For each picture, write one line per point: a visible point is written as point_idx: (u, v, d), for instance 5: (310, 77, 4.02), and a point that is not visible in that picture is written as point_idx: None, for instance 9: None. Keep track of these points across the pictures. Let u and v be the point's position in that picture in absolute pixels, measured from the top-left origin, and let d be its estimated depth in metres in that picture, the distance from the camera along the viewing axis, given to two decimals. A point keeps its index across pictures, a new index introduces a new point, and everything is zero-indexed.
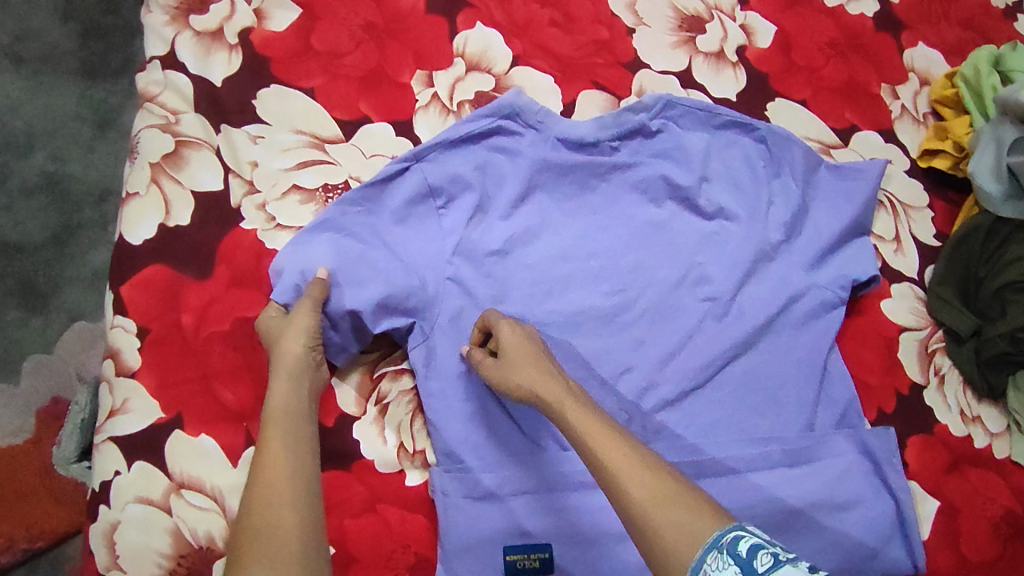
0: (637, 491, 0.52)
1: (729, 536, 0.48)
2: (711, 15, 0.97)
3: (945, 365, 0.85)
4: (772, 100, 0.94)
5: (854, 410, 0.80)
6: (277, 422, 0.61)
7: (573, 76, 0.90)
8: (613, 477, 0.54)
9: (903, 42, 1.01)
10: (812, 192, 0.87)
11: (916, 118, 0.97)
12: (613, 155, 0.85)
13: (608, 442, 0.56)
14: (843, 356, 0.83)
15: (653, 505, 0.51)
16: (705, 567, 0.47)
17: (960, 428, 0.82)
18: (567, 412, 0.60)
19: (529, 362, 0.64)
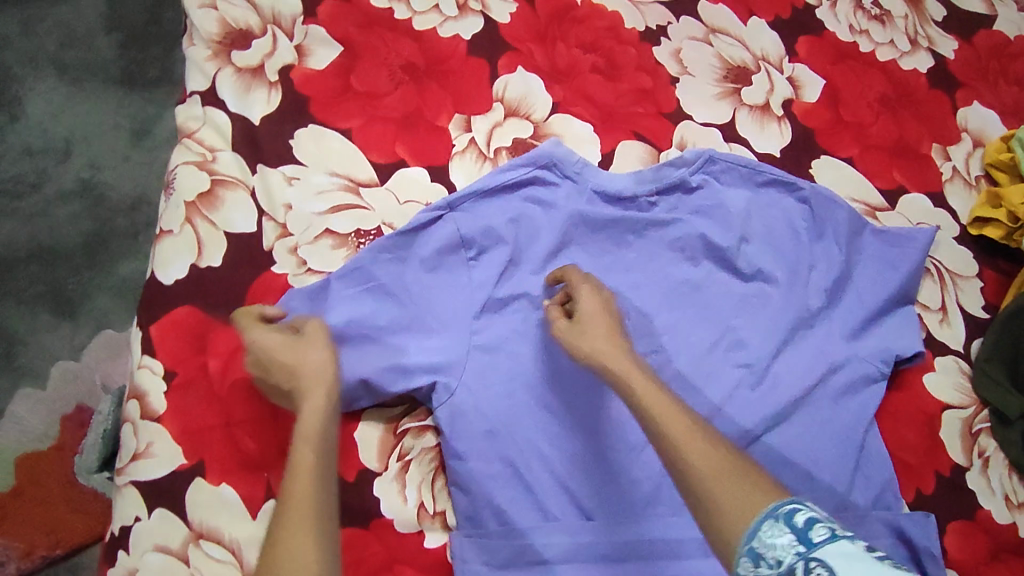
0: (697, 461, 0.53)
1: (785, 507, 0.50)
2: (757, 66, 0.95)
3: (990, 447, 0.80)
4: (817, 157, 0.91)
5: (891, 490, 0.77)
6: (304, 436, 0.55)
7: (613, 126, 0.89)
8: (673, 447, 0.54)
9: (957, 100, 0.98)
10: (855, 259, 0.84)
11: (968, 181, 0.93)
12: (651, 210, 0.83)
13: (670, 411, 0.56)
14: (880, 432, 0.80)
15: (711, 474, 0.52)
16: (760, 534, 0.49)
17: (1004, 515, 0.78)
18: (631, 380, 0.60)
19: (602, 329, 0.65)
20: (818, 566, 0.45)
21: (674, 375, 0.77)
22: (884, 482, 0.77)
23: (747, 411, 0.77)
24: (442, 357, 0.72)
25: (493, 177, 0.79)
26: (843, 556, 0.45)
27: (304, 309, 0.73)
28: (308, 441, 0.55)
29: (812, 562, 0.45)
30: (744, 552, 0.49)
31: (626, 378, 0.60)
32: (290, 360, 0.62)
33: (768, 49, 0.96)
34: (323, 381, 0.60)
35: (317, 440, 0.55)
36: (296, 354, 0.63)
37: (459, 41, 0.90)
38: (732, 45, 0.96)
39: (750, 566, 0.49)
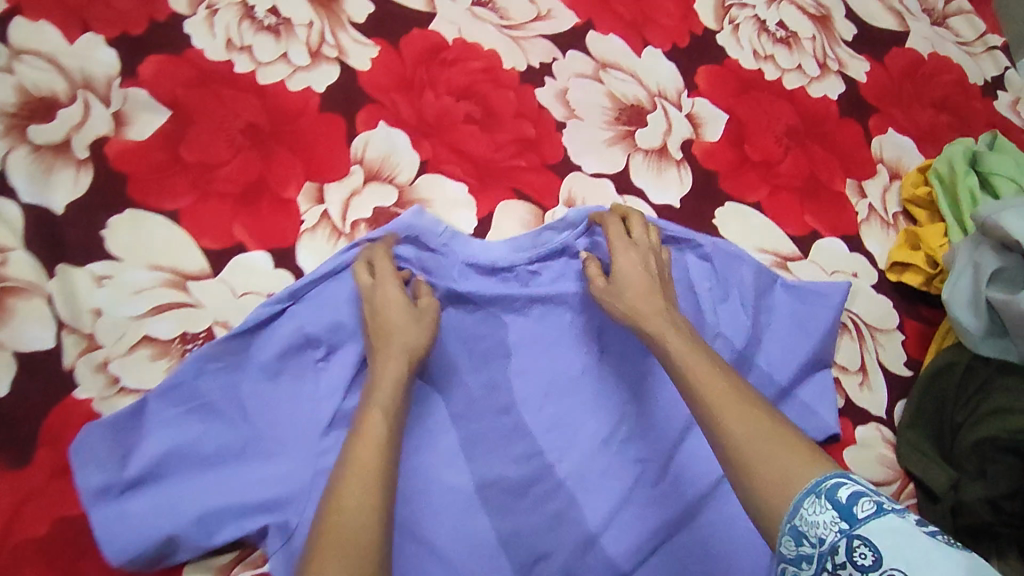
0: (734, 430, 0.50)
1: (829, 482, 0.45)
2: (653, 104, 0.85)
3: None
4: (721, 205, 0.82)
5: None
6: (380, 408, 0.57)
7: (491, 184, 0.78)
8: (710, 413, 0.52)
9: (871, 129, 0.90)
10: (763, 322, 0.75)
11: (885, 220, 0.85)
12: (531, 281, 0.74)
13: (710, 379, 0.55)
14: None
15: (746, 444, 0.49)
16: (802, 511, 0.45)
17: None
18: (667, 339, 0.60)
19: (642, 288, 0.65)
20: (862, 544, 0.42)
21: (563, 477, 0.68)
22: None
23: (645, 508, 0.69)
24: (280, 488, 0.63)
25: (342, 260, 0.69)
26: (889, 534, 0.41)
27: (107, 445, 0.63)
28: (380, 406, 0.57)
29: (856, 541, 0.42)
30: (786, 530, 0.45)
31: (660, 337, 0.61)
32: (405, 319, 0.64)
33: (665, 83, 0.87)
34: (405, 354, 0.62)
35: (391, 412, 0.57)
36: (387, 313, 0.64)
37: (310, 95, 0.78)
38: (625, 80, 0.86)
39: (793, 546, 0.45)
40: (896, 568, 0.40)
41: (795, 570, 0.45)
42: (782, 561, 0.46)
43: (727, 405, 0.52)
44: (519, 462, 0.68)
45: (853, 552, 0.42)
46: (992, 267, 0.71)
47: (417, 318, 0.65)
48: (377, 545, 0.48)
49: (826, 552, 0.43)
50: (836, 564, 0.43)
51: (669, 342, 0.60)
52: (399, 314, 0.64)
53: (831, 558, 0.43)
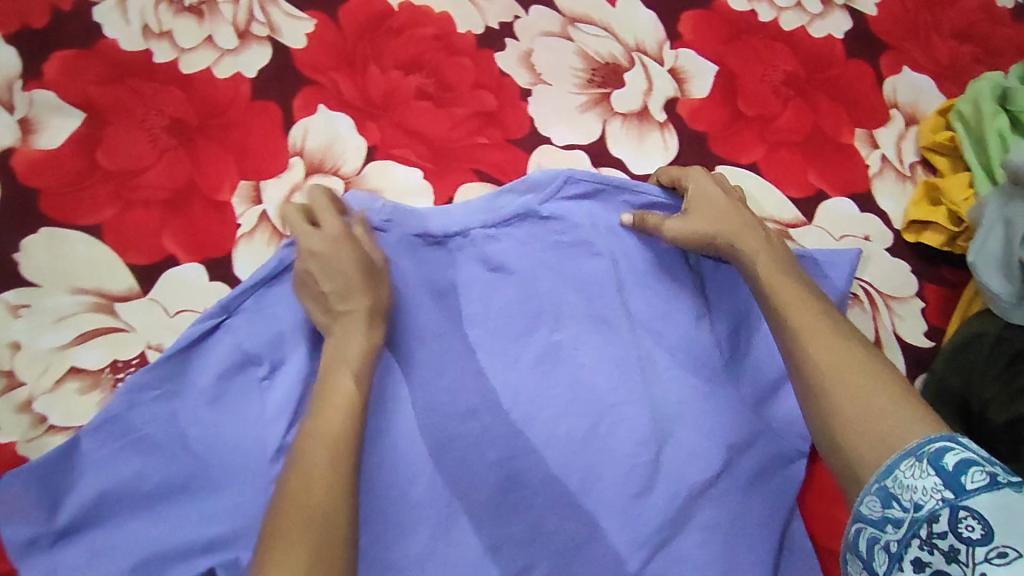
0: (821, 359, 0.48)
1: (936, 445, 0.41)
2: (631, 60, 0.75)
3: None
4: (712, 169, 0.72)
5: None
6: (350, 366, 0.51)
7: (449, 166, 0.69)
8: (794, 336, 0.51)
9: (882, 69, 0.79)
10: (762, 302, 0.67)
11: (901, 172, 0.75)
12: (491, 252, 0.66)
13: (800, 306, 0.52)
14: (804, 519, 0.63)
15: (829, 374, 0.48)
16: (898, 474, 0.41)
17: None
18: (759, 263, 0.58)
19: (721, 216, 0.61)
20: (969, 517, 0.38)
21: (543, 481, 0.60)
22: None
23: (638, 509, 0.59)
24: (230, 523, 0.55)
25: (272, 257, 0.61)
26: (1003, 508, 0.37)
27: (31, 496, 0.53)
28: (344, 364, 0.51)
29: (961, 512, 0.38)
30: (874, 490, 0.42)
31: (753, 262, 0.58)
32: (359, 275, 0.55)
33: (645, 35, 0.76)
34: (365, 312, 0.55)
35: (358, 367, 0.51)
36: (332, 262, 0.55)
37: (241, 82, 0.70)
38: (598, 36, 0.75)
39: (877, 506, 0.42)
40: (1009, 545, 0.36)
41: (875, 533, 0.42)
42: (859, 520, 0.43)
43: (816, 332, 0.50)
44: (488, 469, 0.59)
45: (957, 522, 0.38)
46: None
47: (371, 275, 0.56)
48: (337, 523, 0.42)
49: (920, 519, 0.39)
50: (932, 533, 0.39)
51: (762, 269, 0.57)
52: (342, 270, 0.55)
53: (926, 525, 0.39)
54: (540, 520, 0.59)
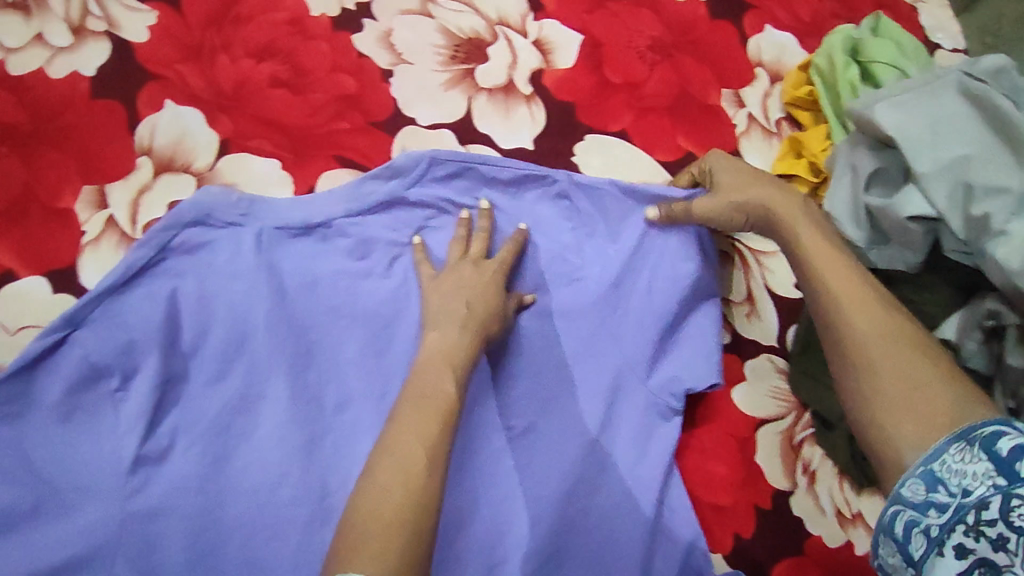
0: (867, 335, 0.47)
1: (987, 430, 0.39)
2: (494, 34, 0.73)
3: (815, 458, 0.67)
4: (581, 138, 0.72)
5: (699, 551, 0.61)
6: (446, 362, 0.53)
7: (309, 155, 0.67)
8: (835, 306, 0.49)
9: (745, 28, 0.79)
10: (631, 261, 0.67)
11: (768, 129, 0.76)
12: (356, 240, 0.64)
13: (841, 275, 0.50)
14: (686, 476, 0.64)
15: (876, 347, 0.46)
16: (946, 458, 0.40)
17: (837, 537, 0.66)
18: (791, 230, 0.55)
19: (750, 184, 0.58)
20: (1022, 505, 0.36)
21: None
22: (695, 537, 0.61)
23: (514, 482, 0.61)
24: (89, 543, 0.53)
25: (120, 262, 0.58)
26: None
27: None
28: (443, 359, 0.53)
29: (1013, 501, 0.37)
30: (918, 473, 0.41)
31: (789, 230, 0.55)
32: (491, 302, 0.60)
33: (507, 8, 0.74)
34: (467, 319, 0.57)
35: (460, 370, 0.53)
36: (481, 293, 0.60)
37: (78, 80, 0.65)
38: (459, 11, 0.73)
39: (920, 490, 0.41)
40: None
41: (915, 517, 0.40)
42: (898, 502, 0.41)
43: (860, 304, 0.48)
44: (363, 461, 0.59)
45: (1008, 510, 0.36)
46: (869, 168, 0.60)
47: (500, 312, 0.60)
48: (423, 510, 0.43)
49: (968, 505, 0.38)
50: (980, 519, 0.38)
51: (799, 235, 0.54)
52: (454, 300, 0.59)
53: (974, 511, 0.38)
54: None
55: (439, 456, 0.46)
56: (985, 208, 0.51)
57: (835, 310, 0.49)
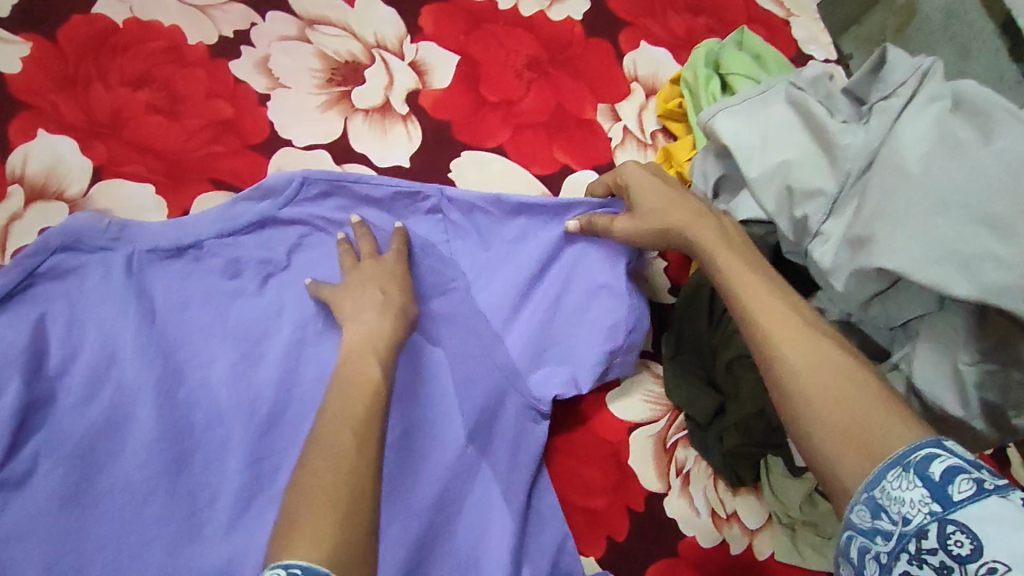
0: (797, 364, 0.48)
1: (918, 453, 0.41)
2: (371, 56, 0.76)
3: (689, 459, 0.70)
4: (457, 155, 0.74)
5: (569, 550, 0.63)
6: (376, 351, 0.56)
7: (184, 179, 0.68)
8: (763, 335, 0.51)
9: (621, 45, 0.83)
10: (516, 261, 0.69)
11: (642, 141, 0.79)
12: (227, 261, 0.66)
13: (765, 302, 0.52)
14: (556, 482, 0.67)
15: (805, 377, 0.48)
16: (886, 485, 0.41)
17: (712, 536, 0.68)
18: (718, 255, 0.56)
19: (674, 204, 0.60)
20: (958, 531, 0.37)
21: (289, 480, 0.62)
22: (564, 536, 0.64)
23: None
24: None
25: None
26: (991, 520, 0.36)
27: None
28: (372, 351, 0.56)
29: (950, 526, 0.37)
30: (862, 500, 0.42)
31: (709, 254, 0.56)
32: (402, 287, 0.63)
33: (384, 30, 0.77)
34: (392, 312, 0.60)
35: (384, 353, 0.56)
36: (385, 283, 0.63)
37: None
38: (337, 36, 0.76)
39: (867, 517, 0.41)
40: (999, 560, 0.35)
41: (866, 543, 0.41)
42: (850, 529, 0.42)
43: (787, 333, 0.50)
44: (232, 476, 0.61)
45: (946, 537, 0.37)
46: (716, 173, 0.63)
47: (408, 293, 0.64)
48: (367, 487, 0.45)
49: (909, 533, 0.39)
50: (921, 548, 0.38)
51: (723, 262, 0.56)
52: (368, 291, 0.62)
53: (915, 540, 0.38)
54: None
55: (369, 436, 0.48)
56: (804, 211, 0.54)
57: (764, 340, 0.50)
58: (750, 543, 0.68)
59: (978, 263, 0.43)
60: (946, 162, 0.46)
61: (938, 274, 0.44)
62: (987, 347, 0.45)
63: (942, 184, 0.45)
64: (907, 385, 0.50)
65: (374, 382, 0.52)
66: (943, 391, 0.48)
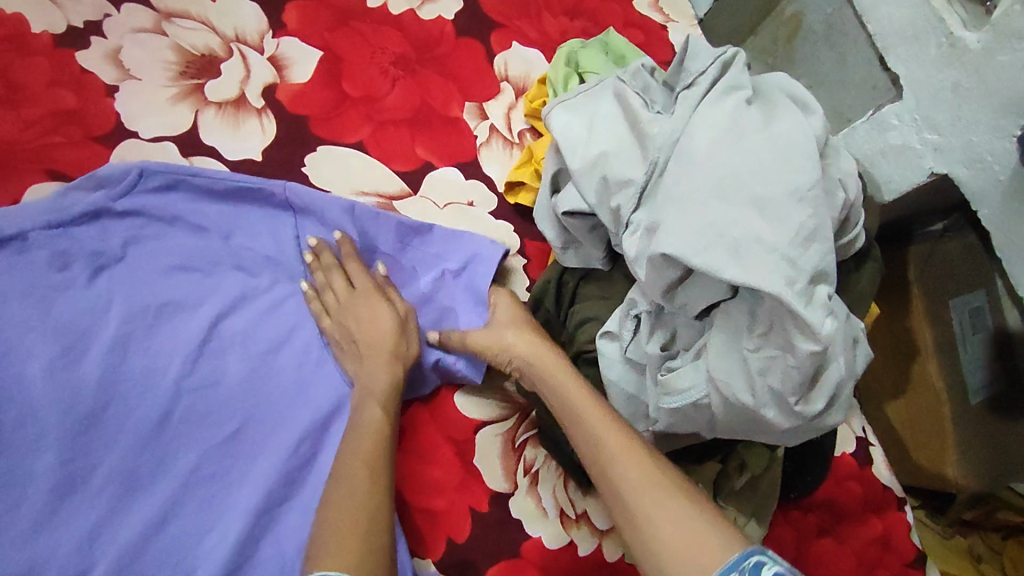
0: (634, 484, 0.51)
1: (751, 561, 0.44)
2: (229, 50, 0.75)
3: (538, 459, 0.69)
4: (312, 150, 0.73)
5: (400, 551, 0.60)
6: (375, 397, 0.62)
7: (17, 169, 0.66)
8: (604, 456, 0.53)
9: (492, 45, 0.83)
10: (409, 278, 0.72)
11: (508, 140, 0.80)
12: (51, 250, 0.63)
13: (603, 421, 0.55)
14: (396, 480, 0.65)
15: (641, 496, 0.51)
16: None
17: (559, 537, 0.66)
18: (560, 380, 0.59)
19: (527, 328, 0.65)
20: None
21: (106, 480, 0.60)
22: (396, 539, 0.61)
23: (218, 485, 0.62)
24: None
25: None
26: None
27: None
28: (371, 395, 0.62)
29: None
30: None
31: (554, 380, 0.60)
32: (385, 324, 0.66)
33: (245, 25, 0.76)
34: (392, 358, 0.65)
35: (386, 396, 0.62)
36: (369, 323, 0.66)
37: None
38: (195, 30, 0.75)
39: None
40: None
41: None
42: None
43: (625, 452, 0.53)
44: (46, 474, 0.58)
45: None
46: (552, 168, 0.63)
47: (401, 328, 0.67)
48: (374, 518, 0.54)
49: None
50: None
51: (563, 384, 0.59)
52: (364, 320, 0.66)
53: None
54: (101, 521, 0.59)
55: (378, 468, 0.57)
56: (618, 200, 0.54)
57: (604, 462, 0.53)
58: (600, 544, 0.67)
59: (746, 249, 0.43)
60: (729, 148, 0.47)
61: (710, 258, 0.43)
62: (765, 333, 0.46)
63: (723, 170, 0.46)
64: (703, 378, 0.49)
65: (377, 423, 0.60)
66: (735, 378, 0.47)
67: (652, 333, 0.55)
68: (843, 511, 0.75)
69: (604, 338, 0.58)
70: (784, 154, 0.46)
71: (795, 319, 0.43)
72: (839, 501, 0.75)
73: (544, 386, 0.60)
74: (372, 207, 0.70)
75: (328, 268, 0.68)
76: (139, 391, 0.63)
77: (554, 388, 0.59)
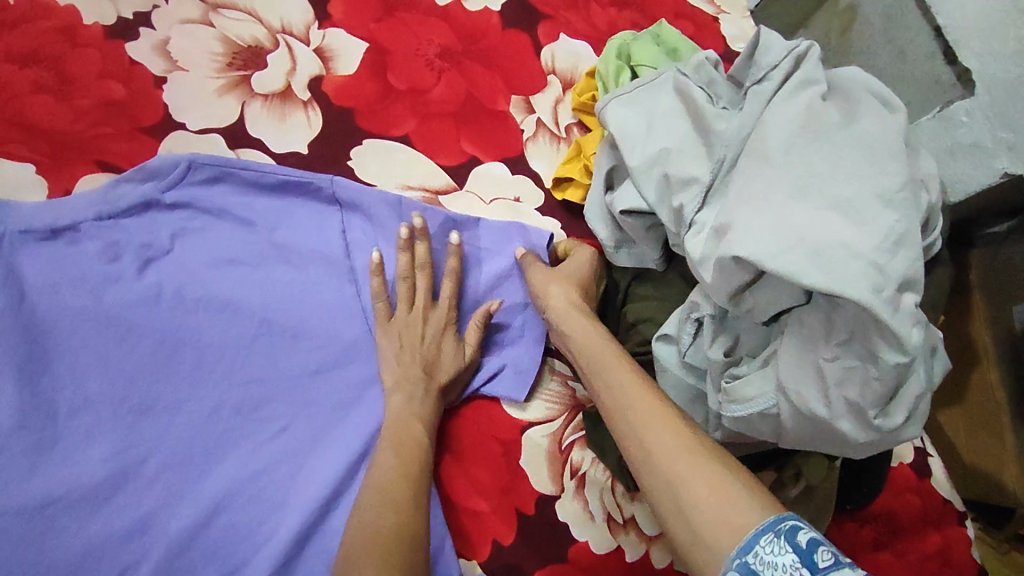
0: (660, 444, 0.48)
1: (787, 522, 0.40)
2: (275, 42, 0.74)
3: (585, 461, 0.67)
4: (359, 142, 0.72)
5: (447, 553, 0.60)
6: (418, 415, 0.62)
7: (68, 159, 0.66)
8: (634, 416, 0.51)
9: (540, 37, 0.81)
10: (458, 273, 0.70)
11: (555, 135, 0.78)
12: (102, 241, 0.63)
13: (635, 384, 0.53)
14: (442, 481, 0.64)
15: (667, 456, 0.47)
16: (757, 549, 0.40)
17: (605, 542, 0.65)
18: (598, 343, 0.58)
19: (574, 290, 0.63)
20: None
21: (155, 472, 0.60)
22: (442, 539, 0.60)
23: (265, 480, 0.62)
24: None
25: None
26: None
27: None
28: (415, 412, 0.62)
29: None
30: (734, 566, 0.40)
31: (593, 343, 0.58)
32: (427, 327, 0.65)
33: (291, 16, 0.75)
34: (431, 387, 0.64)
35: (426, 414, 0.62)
36: (417, 334, 0.65)
37: None
38: (241, 20, 0.74)
39: None
40: None
41: None
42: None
43: (654, 413, 0.50)
44: (97, 464, 0.58)
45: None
46: (607, 164, 0.61)
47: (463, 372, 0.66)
48: (418, 538, 0.53)
49: None
50: None
51: (602, 346, 0.57)
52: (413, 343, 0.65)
53: None
54: (151, 513, 0.58)
55: (420, 485, 0.57)
56: (680, 200, 0.52)
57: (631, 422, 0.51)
58: (647, 551, 0.66)
59: (828, 252, 0.40)
60: (806, 148, 0.45)
61: (790, 263, 0.41)
62: (843, 342, 0.44)
63: (798, 169, 0.44)
64: (772, 387, 0.47)
65: (417, 442, 0.60)
66: (808, 388, 0.45)
67: (715, 338, 0.52)
68: (899, 525, 0.73)
69: (660, 340, 0.57)
70: (866, 154, 0.44)
71: (882, 330, 0.41)
72: (898, 514, 0.73)
73: (581, 348, 0.59)
74: (419, 202, 0.69)
75: (420, 262, 0.67)
76: (189, 383, 0.62)
77: (595, 347, 0.58)
